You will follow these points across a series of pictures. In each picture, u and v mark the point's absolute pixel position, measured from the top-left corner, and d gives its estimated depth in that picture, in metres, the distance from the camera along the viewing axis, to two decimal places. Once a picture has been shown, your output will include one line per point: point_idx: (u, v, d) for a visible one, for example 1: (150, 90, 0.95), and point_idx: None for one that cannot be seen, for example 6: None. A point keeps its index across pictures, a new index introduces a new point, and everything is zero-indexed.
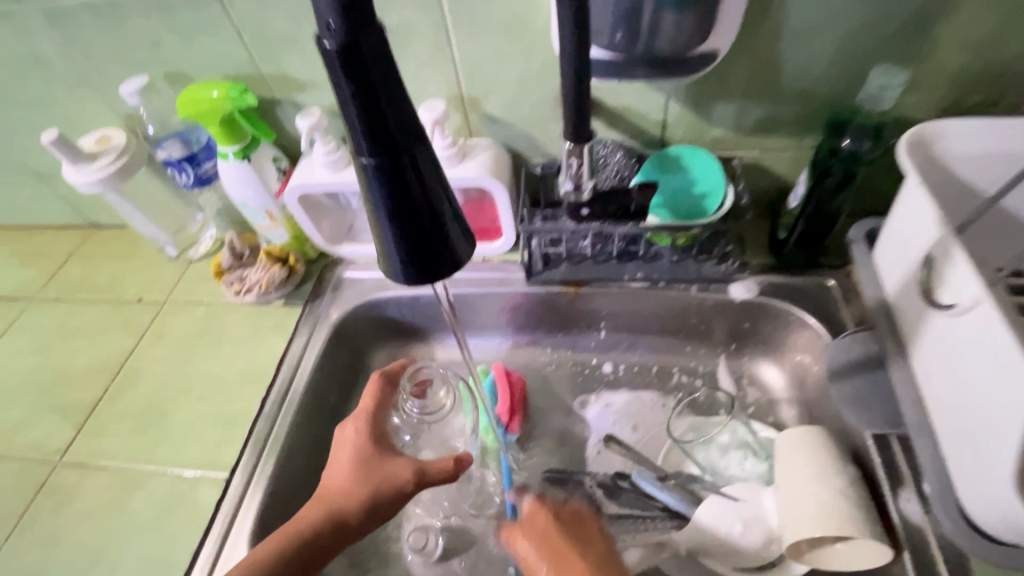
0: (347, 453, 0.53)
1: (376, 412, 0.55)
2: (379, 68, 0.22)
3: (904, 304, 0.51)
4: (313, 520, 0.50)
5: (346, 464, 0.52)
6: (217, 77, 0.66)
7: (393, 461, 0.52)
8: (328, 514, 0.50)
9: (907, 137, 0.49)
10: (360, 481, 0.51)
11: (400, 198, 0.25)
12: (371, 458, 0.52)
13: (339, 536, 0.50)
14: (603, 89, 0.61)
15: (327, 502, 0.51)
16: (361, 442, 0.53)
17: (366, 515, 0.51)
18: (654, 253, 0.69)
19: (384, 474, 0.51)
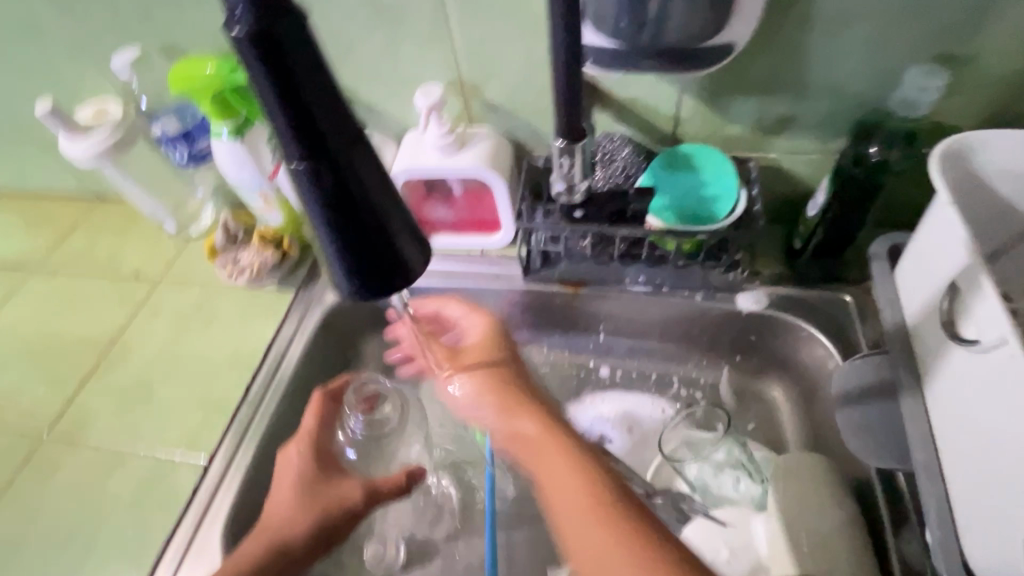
0: (292, 476, 0.54)
1: (320, 432, 0.56)
2: (303, 59, 0.19)
3: (924, 331, 0.47)
4: (257, 549, 0.50)
5: (290, 490, 0.53)
6: (211, 51, 0.63)
7: (342, 482, 0.55)
8: (273, 541, 0.51)
9: (941, 148, 0.44)
10: (307, 505, 0.53)
11: (341, 207, 0.23)
12: (315, 480, 0.54)
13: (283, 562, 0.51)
14: (612, 79, 0.56)
15: (269, 530, 0.52)
16: (306, 463, 0.55)
17: (312, 535, 0.53)
18: (659, 256, 0.64)
19: (329, 496, 0.54)
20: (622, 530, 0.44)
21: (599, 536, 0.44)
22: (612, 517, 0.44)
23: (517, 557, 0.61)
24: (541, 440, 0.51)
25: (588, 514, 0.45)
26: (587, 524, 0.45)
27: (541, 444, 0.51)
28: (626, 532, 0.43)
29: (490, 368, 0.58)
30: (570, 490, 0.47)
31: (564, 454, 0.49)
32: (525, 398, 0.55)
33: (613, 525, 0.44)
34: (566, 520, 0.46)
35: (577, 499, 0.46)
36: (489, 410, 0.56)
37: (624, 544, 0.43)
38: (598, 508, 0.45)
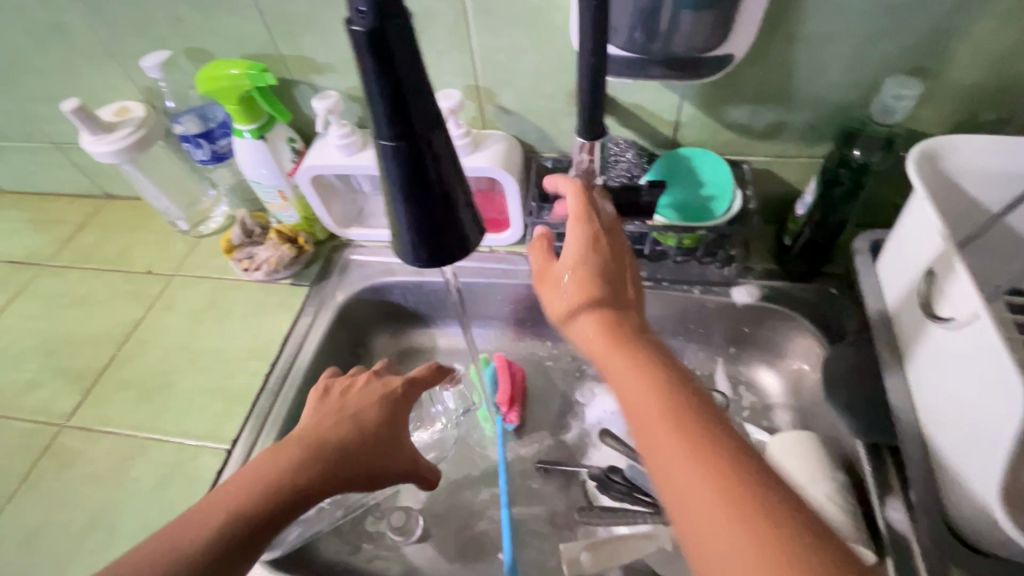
0: (381, 407, 0.56)
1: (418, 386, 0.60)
2: (402, 54, 0.23)
3: (905, 314, 0.52)
4: (319, 458, 0.49)
5: (374, 415, 0.55)
6: (236, 55, 0.66)
7: (403, 443, 0.56)
8: (335, 457, 0.50)
9: (918, 148, 0.49)
10: (379, 438, 0.54)
11: (417, 182, 0.26)
12: (394, 419, 0.56)
13: (335, 482, 0.49)
14: (618, 86, 0.61)
15: (337, 444, 0.51)
16: (396, 403, 0.57)
17: (368, 473, 0.52)
18: (659, 252, 0.69)
19: (398, 446, 0.55)
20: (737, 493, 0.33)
21: (710, 505, 0.33)
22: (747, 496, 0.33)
23: (529, 537, 0.64)
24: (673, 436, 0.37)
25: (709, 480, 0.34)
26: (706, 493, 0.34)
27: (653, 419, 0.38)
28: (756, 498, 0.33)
29: (627, 341, 0.44)
30: (688, 472, 0.35)
31: (698, 442, 0.36)
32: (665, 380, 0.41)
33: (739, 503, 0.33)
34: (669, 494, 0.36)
35: (705, 473, 0.35)
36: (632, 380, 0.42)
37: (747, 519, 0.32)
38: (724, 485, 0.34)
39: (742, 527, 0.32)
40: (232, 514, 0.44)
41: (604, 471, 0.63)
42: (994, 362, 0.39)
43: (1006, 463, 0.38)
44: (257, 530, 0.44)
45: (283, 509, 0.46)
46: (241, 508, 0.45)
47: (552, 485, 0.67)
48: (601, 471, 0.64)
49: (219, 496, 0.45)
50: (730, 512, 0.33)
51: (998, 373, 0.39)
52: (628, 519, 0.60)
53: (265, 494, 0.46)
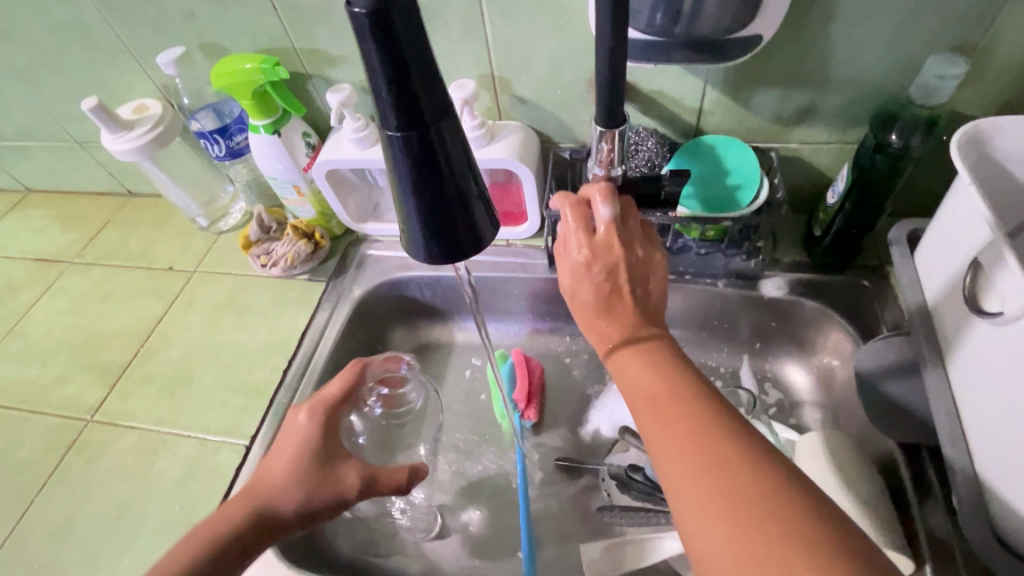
0: (297, 440, 0.52)
1: (339, 405, 0.55)
2: (408, 35, 0.21)
3: (948, 309, 0.49)
4: (237, 516, 0.49)
5: (290, 449, 0.52)
6: (250, 49, 0.66)
7: (341, 463, 0.52)
8: (253, 513, 0.49)
9: (962, 132, 0.46)
10: (298, 477, 0.51)
11: (425, 173, 0.25)
12: (313, 448, 0.52)
13: (258, 537, 0.49)
14: (638, 71, 0.59)
15: (254, 496, 0.50)
16: (313, 434, 0.53)
17: (296, 515, 0.50)
18: (681, 244, 0.66)
19: (327, 471, 0.51)
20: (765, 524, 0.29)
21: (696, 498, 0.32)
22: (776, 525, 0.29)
23: (550, 536, 0.62)
24: (686, 457, 0.33)
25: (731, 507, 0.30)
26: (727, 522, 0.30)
27: (662, 437, 0.35)
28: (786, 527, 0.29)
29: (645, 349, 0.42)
30: (699, 494, 0.32)
31: (717, 465, 0.32)
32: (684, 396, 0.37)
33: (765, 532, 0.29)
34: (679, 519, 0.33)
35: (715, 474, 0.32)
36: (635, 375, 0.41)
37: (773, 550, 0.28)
38: (746, 512, 0.30)
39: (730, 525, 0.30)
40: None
41: (625, 470, 0.61)
42: None
43: None
44: None
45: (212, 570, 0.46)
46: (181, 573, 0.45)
47: (570, 484, 0.65)
48: (622, 470, 0.62)
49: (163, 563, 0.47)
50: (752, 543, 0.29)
51: None
52: (652, 520, 0.59)
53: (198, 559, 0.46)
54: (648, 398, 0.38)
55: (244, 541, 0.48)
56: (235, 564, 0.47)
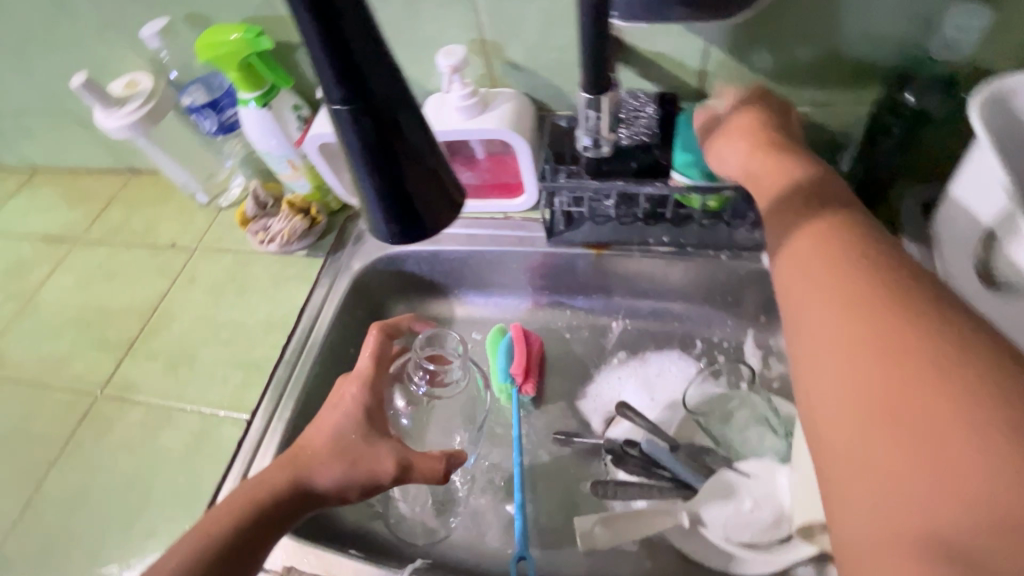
0: (340, 414, 0.53)
1: (378, 380, 0.57)
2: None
3: (962, 280, 0.47)
4: (281, 482, 0.49)
5: (336, 423, 0.53)
6: (235, 19, 0.64)
7: (379, 445, 0.52)
8: (298, 479, 0.50)
9: (982, 92, 0.43)
10: (337, 452, 0.51)
11: (380, 148, 0.24)
12: (359, 427, 0.53)
13: (295, 505, 0.49)
14: (635, 32, 0.55)
15: (296, 463, 0.50)
16: (357, 410, 0.54)
17: (335, 489, 0.50)
18: (683, 215, 0.66)
19: (370, 449, 0.51)
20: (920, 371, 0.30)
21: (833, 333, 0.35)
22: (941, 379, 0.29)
23: (547, 509, 0.63)
24: (846, 306, 0.35)
25: (887, 351, 0.32)
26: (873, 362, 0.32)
27: (819, 280, 0.38)
28: (950, 380, 0.29)
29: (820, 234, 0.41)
30: (836, 332, 0.35)
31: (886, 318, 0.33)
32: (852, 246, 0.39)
33: (913, 375, 0.30)
34: (809, 346, 0.37)
35: (860, 321, 0.34)
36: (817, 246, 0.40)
37: (920, 391, 0.30)
38: (907, 359, 0.31)
39: (865, 352, 0.33)
40: (213, 530, 0.45)
41: (621, 445, 0.61)
42: None
43: None
44: (246, 549, 0.46)
45: (256, 529, 0.47)
46: (235, 524, 0.46)
47: (568, 458, 0.65)
48: (617, 444, 0.62)
49: (213, 513, 0.47)
50: (889, 360, 0.32)
51: None
52: (649, 494, 0.58)
53: (246, 515, 0.47)
54: (816, 247, 0.40)
55: (282, 510, 0.48)
56: (274, 530, 0.48)
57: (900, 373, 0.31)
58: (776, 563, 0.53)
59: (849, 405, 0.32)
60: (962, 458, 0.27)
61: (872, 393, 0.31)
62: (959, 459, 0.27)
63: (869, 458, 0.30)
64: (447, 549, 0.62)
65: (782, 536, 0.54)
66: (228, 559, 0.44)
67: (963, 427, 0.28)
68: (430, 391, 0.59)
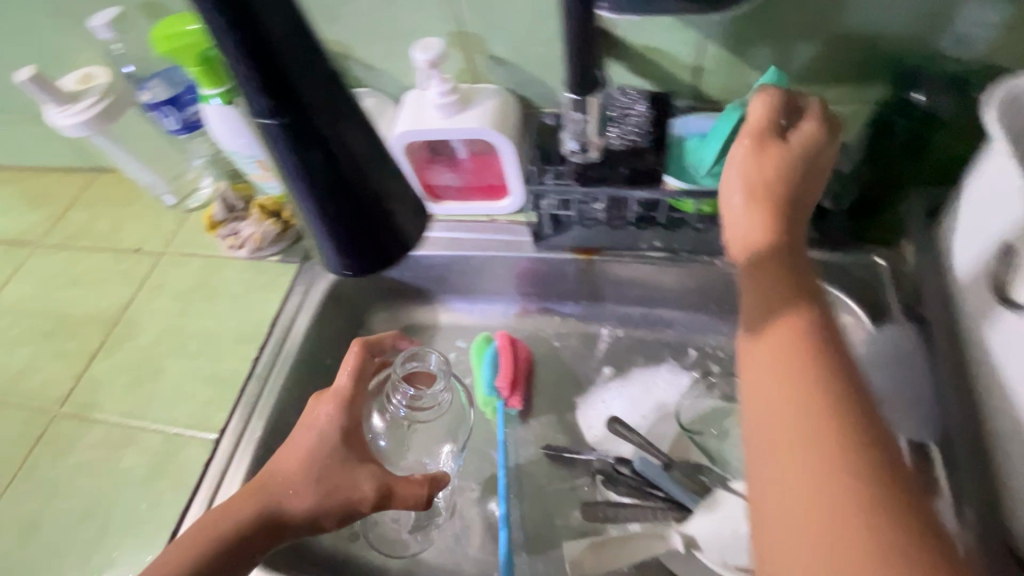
0: (312, 438, 0.48)
1: (358, 399, 0.51)
2: (277, 33, 0.20)
3: (972, 295, 0.44)
4: (246, 513, 0.45)
5: (307, 446, 0.48)
6: (194, 8, 0.59)
7: (358, 470, 0.48)
8: (262, 513, 0.45)
9: (1000, 90, 0.40)
10: (306, 480, 0.47)
11: (318, 167, 0.23)
12: (335, 452, 0.48)
13: (263, 539, 0.45)
14: (626, 24, 0.51)
15: (262, 494, 0.46)
16: (333, 434, 0.48)
17: (307, 518, 0.46)
18: (676, 220, 0.62)
19: (347, 473, 0.47)
20: (849, 463, 0.28)
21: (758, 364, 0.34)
22: (867, 485, 0.27)
23: (533, 531, 0.60)
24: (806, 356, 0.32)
25: (822, 418, 0.30)
26: (807, 421, 0.30)
27: (786, 334, 0.33)
28: (850, 442, 0.29)
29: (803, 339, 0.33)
30: (764, 362, 0.33)
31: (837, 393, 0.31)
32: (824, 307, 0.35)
33: (840, 474, 0.28)
34: (745, 368, 0.34)
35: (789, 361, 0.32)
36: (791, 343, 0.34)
37: (826, 441, 0.29)
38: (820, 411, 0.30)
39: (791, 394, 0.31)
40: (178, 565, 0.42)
41: (612, 463, 0.58)
42: None
43: None
44: None
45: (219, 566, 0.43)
46: (194, 561, 0.42)
47: (555, 476, 0.62)
48: (609, 463, 0.59)
49: (175, 544, 0.44)
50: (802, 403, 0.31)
51: None
52: (641, 516, 0.56)
53: (211, 550, 0.43)
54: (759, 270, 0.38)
55: (247, 544, 0.45)
56: (238, 565, 0.44)
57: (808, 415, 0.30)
58: None
59: (764, 447, 0.31)
60: (848, 510, 0.27)
61: (790, 438, 0.30)
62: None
63: (769, 488, 0.30)
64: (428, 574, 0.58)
65: None
66: None
67: (851, 488, 0.27)
68: (410, 414, 0.53)
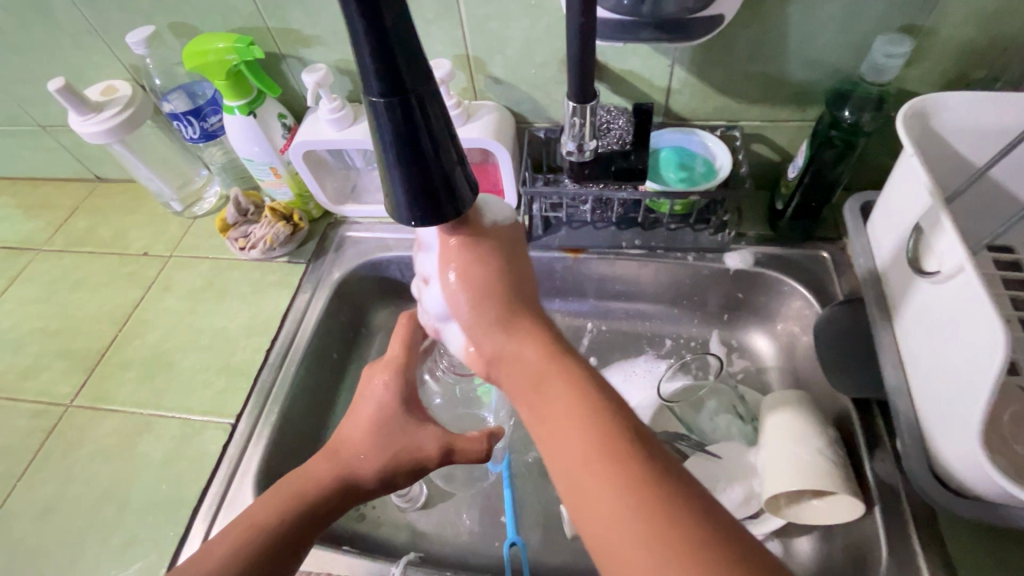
0: (374, 405, 0.55)
1: (409, 366, 0.57)
2: (396, 20, 0.24)
3: (894, 272, 0.53)
4: (324, 477, 0.51)
5: (366, 417, 0.54)
6: (222, 29, 0.65)
7: (420, 432, 0.54)
8: (340, 475, 0.51)
9: (908, 107, 0.50)
10: (377, 445, 0.53)
11: (404, 129, 0.27)
12: (392, 419, 0.54)
13: (345, 498, 0.51)
14: (609, 51, 0.61)
15: (338, 460, 0.52)
16: (392, 399, 0.55)
17: (379, 478, 0.53)
18: (652, 220, 0.71)
19: (410, 434, 0.54)
20: (595, 433, 0.36)
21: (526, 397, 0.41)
22: (602, 456, 0.35)
23: (531, 501, 0.65)
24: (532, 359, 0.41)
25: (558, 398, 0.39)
26: (558, 411, 0.38)
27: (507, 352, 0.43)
28: (597, 430, 0.36)
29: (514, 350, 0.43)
30: (526, 392, 0.41)
31: (566, 375, 0.40)
32: (539, 313, 0.45)
33: (596, 459, 0.35)
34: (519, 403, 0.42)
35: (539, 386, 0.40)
36: (512, 367, 0.42)
37: (585, 439, 0.36)
38: (578, 413, 0.37)
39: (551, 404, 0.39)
40: (271, 523, 0.47)
41: None
42: (974, 314, 0.41)
43: (983, 414, 0.39)
44: (294, 541, 0.47)
45: (301, 525, 0.48)
46: (281, 520, 0.47)
47: None
48: None
49: (264, 502, 0.49)
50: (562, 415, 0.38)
51: (972, 324, 0.41)
52: None
53: (297, 512, 0.48)
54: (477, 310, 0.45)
55: (326, 505, 0.50)
56: (320, 522, 0.49)
57: (570, 426, 0.37)
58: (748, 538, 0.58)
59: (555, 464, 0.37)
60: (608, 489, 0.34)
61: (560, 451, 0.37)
62: (615, 511, 0.33)
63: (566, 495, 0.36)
64: (435, 546, 0.62)
65: (753, 512, 0.58)
66: (272, 555, 0.46)
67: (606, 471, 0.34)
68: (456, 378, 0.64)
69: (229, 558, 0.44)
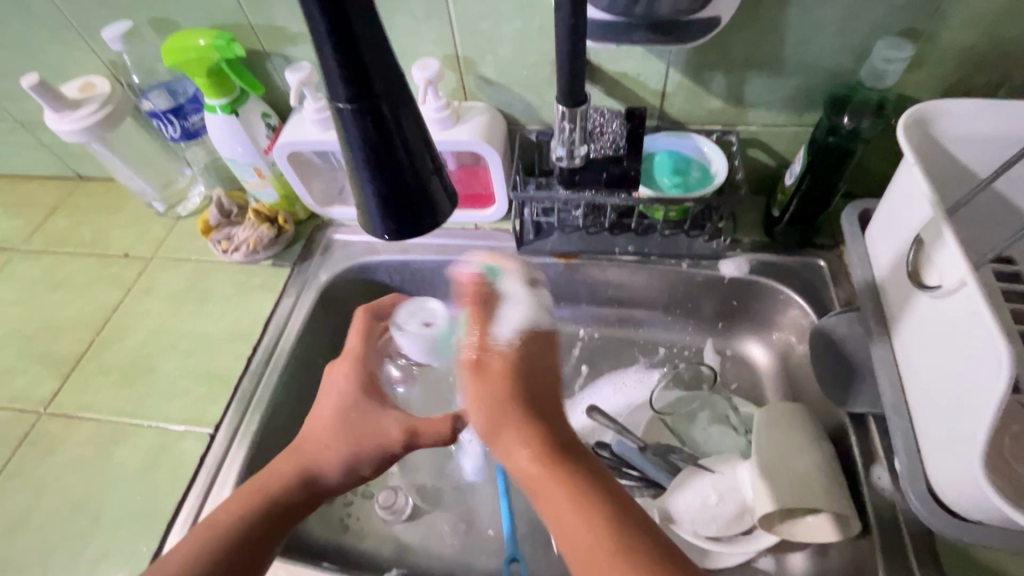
0: (333, 395, 0.55)
1: (366, 354, 0.58)
2: (362, 21, 0.22)
3: (892, 284, 0.52)
4: (287, 472, 0.50)
5: (327, 410, 0.54)
6: (203, 25, 0.63)
7: (382, 417, 0.53)
8: (303, 470, 0.51)
9: (909, 115, 0.48)
10: (337, 434, 0.53)
11: (374, 137, 0.25)
12: (351, 408, 0.54)
13: (308, 491, 0.50)
14: (603, 53, 0.59)
15: (299, 453, 0.52)
16: (351, 389, 0.55)
17: (340, 468, 0.52)
18: (646, 225, 0.68)
19: (370, 420, 0.53)
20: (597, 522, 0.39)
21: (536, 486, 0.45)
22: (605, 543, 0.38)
23: (519, 515, 0.63)
24: (539, 464, 0.45)
25: (563, 502, 0.42)
26: (565, 506, 0.41)
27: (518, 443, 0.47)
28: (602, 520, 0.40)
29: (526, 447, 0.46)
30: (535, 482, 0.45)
31: (569, 472, 0.43)
32: (543, 402, 0.50)
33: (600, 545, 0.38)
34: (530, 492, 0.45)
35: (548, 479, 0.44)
36: (523, 460, 0.46)
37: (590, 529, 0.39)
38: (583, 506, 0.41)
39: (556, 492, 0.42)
40: (233, 518, 0.46)
41: (592, 448, 0.64)
42: (976, 331, 0.39)
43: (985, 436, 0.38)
44: (258, 540, 0.46)
45: (262, 523, 0.47)
46: (244, 516, 0.47)
47: None
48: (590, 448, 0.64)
49: (231, 500, 0.48)
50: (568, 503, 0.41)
51: (973, 341, 0.39)
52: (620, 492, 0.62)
53: (261, 507, 0.48)
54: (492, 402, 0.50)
55: (291, 500, 0.49)
56: (284, 518, 0.48)
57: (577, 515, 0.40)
58: (741, 554, 0.56)
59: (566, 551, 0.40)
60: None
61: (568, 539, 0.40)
62: None
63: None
64: (420, 559, 0.61)
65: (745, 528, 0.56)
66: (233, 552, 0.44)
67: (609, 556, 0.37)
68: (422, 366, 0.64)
69: (193, 558, 0.43)
